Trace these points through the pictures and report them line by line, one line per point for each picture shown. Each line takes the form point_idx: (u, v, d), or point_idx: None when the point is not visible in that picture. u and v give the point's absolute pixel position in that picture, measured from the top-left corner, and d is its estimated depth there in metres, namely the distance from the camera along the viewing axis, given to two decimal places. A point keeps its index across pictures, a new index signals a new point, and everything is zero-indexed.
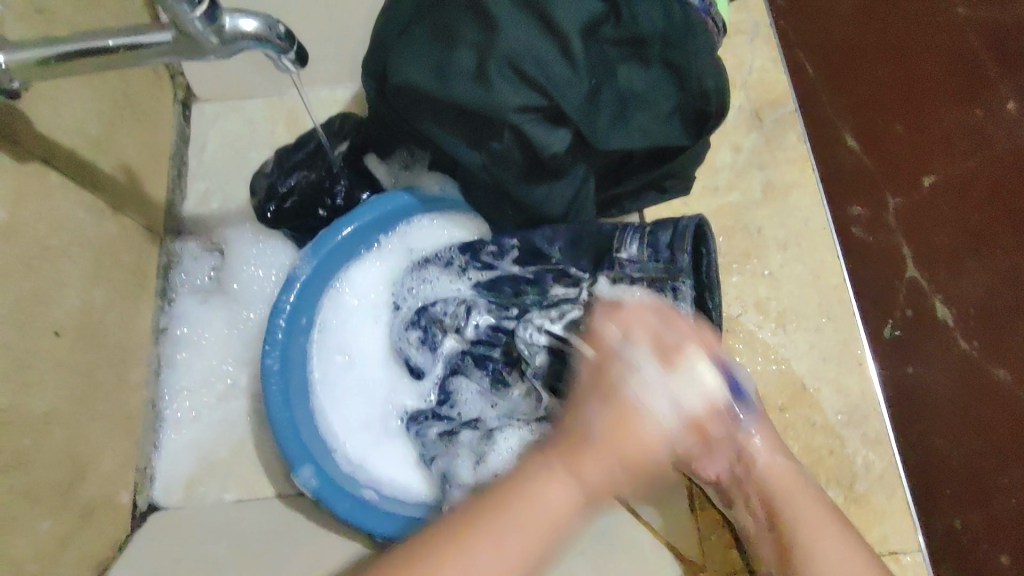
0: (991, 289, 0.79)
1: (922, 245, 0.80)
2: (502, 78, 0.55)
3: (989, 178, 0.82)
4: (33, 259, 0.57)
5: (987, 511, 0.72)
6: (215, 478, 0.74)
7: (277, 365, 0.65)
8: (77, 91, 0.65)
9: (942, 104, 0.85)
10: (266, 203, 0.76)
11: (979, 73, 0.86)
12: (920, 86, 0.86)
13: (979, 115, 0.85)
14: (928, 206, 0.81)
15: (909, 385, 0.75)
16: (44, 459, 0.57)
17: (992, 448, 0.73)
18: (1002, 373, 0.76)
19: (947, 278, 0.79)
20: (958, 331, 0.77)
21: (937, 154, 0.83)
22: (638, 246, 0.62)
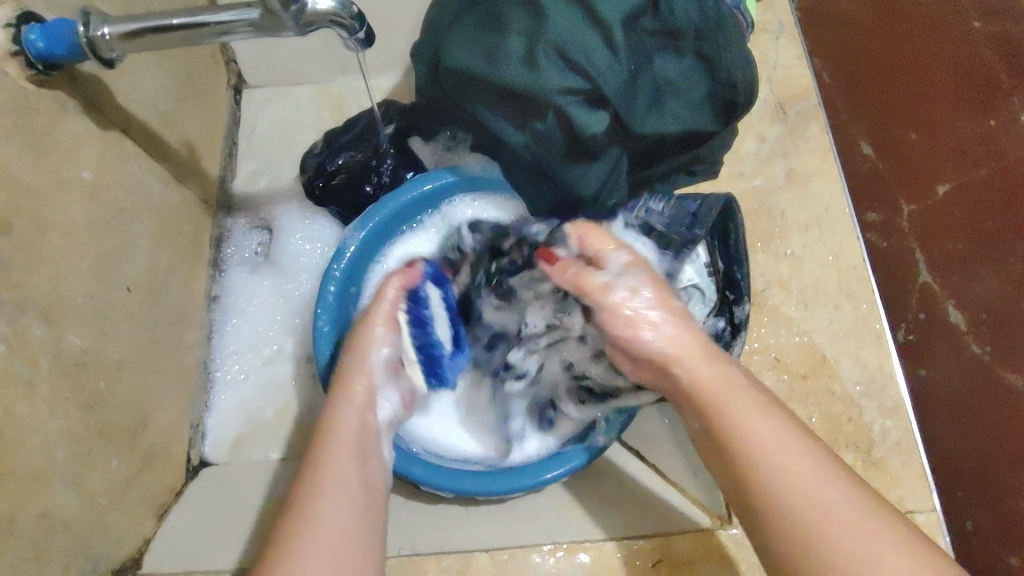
0: (1004, 294, 0.81)
1: (936, 251, 0.84)
2: (549, 62, 0.60)
3: (1001, 187, 0.84)
4: (112, 218, 0.62)
5: (999, 513, 0.75)
6: (262, 437, 0.78)
7: (328, 327, 0.69)
8: (150, 68, 0.71)
9: (957, 113, 0.88)
10: (315, 180, 0.82)
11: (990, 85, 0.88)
12: (932, 97, 0.89)
13: (991, 126, 0.86)
14: (942, 213, 0.85)
15: (925, 387, 0.79)
16: (115, 403, 0.60)
17: (1004, 450, 0.77)
18: (1012, 377, 0.78)
19: (958, 282, 0.82)
20: (970, 335, 0.81)
21: (948, 163, 0.87)
22: (666, 209, 0.72)
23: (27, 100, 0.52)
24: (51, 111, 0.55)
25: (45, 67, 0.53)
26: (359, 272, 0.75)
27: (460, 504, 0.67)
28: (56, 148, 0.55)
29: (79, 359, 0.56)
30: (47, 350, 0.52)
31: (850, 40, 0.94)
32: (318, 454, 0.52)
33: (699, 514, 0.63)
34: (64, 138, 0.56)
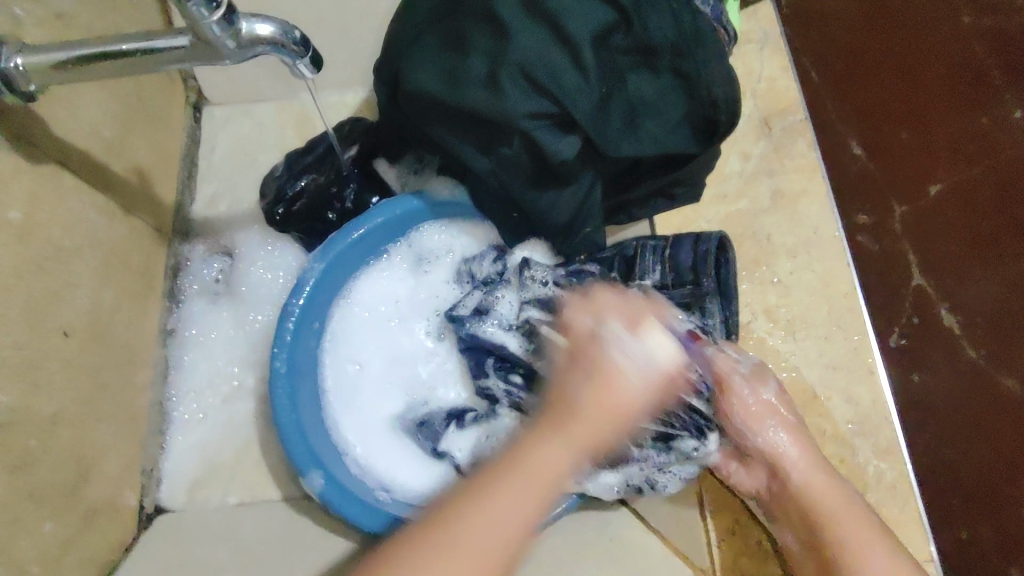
0: (1001, 297, 0.77)
1: (927, 253, 0.80)
2: (513, 85, 0.55)
3: (994, 184, 0.80)
4: (46, 260, 0.58)
5: (997, 522, 0.71)
6: (219, 481, 0.73)
7: (285, 367, 0.65)
8: (92, 93, 0.66)
9: (950, 111, 0.84)
10: (275, 205, 0.76)
11: (984, 80, 0.84)
12: (924, 92, 0.85)
13: (985, 123, 0.83)
14: (936, 213, 0.81)
15: (918, 392, 0.76)
16: (48, 460, 0.56)
17: (1001, 458, 0.73)
18: (1010, 382, 0.75)
19: (953, 285, 0.79)
20: (965, 338, 0.77)
21: (942, 163, 0.82)
22: (660, 271, 0.65)
23: None
24: None
25: None
26: (319, 308, 0.70)
27: None
28: None
29: (5, 419, 0.51)
30: None
31: (839, 39, 0.89)
32: (531, 438, 0.50)
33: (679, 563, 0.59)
34: None
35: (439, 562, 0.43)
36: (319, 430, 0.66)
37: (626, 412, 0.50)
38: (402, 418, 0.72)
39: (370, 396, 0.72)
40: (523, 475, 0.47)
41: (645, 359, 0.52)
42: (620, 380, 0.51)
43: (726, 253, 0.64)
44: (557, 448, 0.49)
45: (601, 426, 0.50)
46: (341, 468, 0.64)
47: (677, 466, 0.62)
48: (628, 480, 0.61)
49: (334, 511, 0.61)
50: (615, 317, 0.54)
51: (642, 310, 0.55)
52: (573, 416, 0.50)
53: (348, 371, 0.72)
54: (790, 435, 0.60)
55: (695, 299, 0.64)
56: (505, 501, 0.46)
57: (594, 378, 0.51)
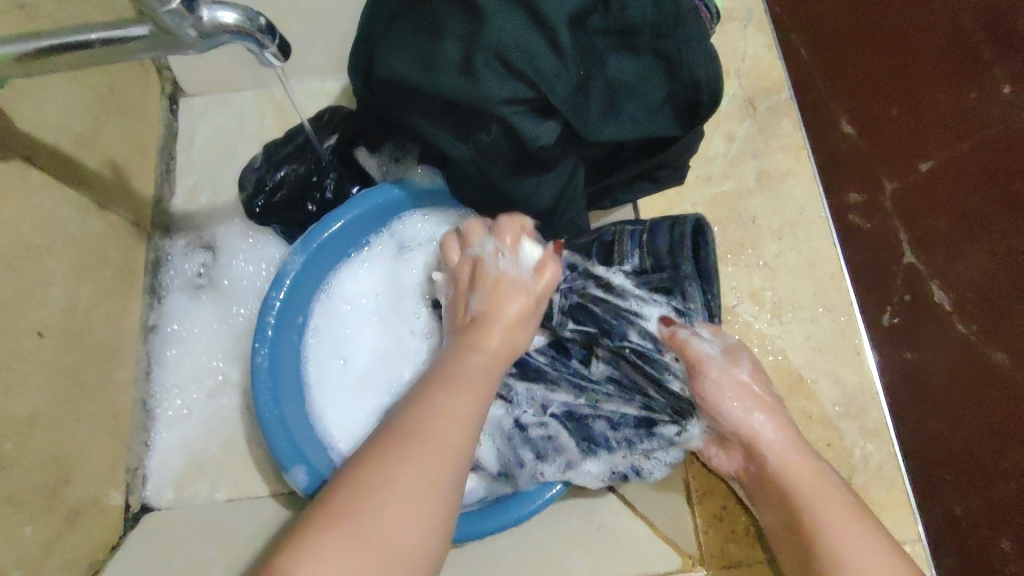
0: (992, 273, 0.76)
1: (919, 230, 0.79)
2: (489, 70, 0.54)
3: (983, 161, 0.79)
4: (16, 258, 0.56)
5: (985, 496, 0.71)
6: (207, 477, 0.73)
7: (267, 362, 0.64)
8: (60, 86, 0.64)
9: (939, 86, 0.83)
10: (255, 197, 0.75)
11: (974, 54, 0.82)
12: (915, 66, 0.84)
13: (973, 99, 0.81)
14: (927, 188, 0.80)
15: (909, 369, 0.75)
16: (28, 461, 0.55)
17: (989, 431, 0.73)
18: (1001, 356, 0.74)
19: (943, 261, 0.78)
20: (957, 315, 0.77)
21: (933, 137, 0.82)
22: (638, 256, 0.65)
23: None
24: None
25: None
26: (301, 302, 0.70)
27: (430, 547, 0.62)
28: None
29: None
30: None
31: (829, 16, 0.88)
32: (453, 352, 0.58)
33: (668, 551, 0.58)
34: None
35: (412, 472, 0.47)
36: (304, 424, 0.65)
37: (516, 318, 0.62)
38: (389, 409, 0.71)
39: (355, 390, 0.72)
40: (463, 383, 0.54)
41: None
42: (513, 287, 0.63)
43: (701, 231, 0.63)
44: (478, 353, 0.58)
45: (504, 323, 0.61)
46: (326, 464, 0.64)
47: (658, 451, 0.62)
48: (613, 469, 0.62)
49: (319, 505, 0.60)
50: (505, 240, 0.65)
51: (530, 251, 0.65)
52: (485, 326, 0.61)
53: (332, 366, 0.72)
54: (767, 416, 0.58)
55: (675, 283, 0.64)
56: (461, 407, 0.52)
57: (490, 294, 0.63)
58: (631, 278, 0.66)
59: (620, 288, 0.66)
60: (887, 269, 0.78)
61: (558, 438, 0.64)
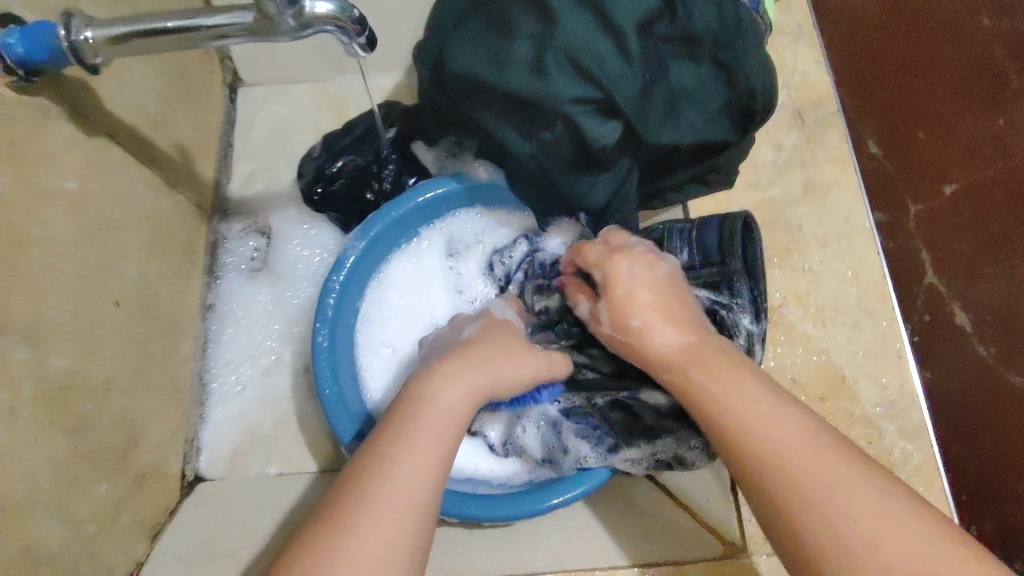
0: (1012, 294, 0.75)
1: (941, 251, 0.80)
2: (560, 70, 0.57)
3: (1007, 184, 0.77)
4: (98, 230, 0.59)
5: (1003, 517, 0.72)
6: (258, 452, 0.76)
7: (327, 341, 0.67)
8: (140, 71, 0.68)
9: (965, 111, 0.81)
10: (315, 185, 0.79)
11: (999, 76, 0.79)
12: (936, 92, 0.83)
13: (1000, 124, 0.79)
14: (951, 212, 0.81)
15: (933, 388, 0.76)
16: (101, 423, 0.58)
17: (1010, 453, 0.73)
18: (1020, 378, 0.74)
19: (963, 283, 0.78)
20: (976, 336, 0.77)
21: (955, 163, 0.81)
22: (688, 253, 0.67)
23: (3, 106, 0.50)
24: (30, 118, 0.52)
25: (24, 73, 0.50)
26: (358, 288, 0.72)
27: (465, 528, 0.65)
28: (36, 159, 0.52)
29: (64, 382, 0.53)
30: (29, 374, 0.49)
31: (862, 37, 0.90)
32: (426, 385, 0.49)
33: (712, 541, 0.59)
34: (45, 146, 0.53)
35: (394, 513, 0.40)
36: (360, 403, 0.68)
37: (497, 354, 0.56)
38: None
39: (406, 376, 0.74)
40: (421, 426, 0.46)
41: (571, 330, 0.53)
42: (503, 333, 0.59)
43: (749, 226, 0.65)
44: (456, 386, 0.49)
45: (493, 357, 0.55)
46: None
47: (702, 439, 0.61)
48: (659, 453, 0.62)
49: None
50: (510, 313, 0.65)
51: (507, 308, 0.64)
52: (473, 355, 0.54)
53: (382, 353, 0.74)
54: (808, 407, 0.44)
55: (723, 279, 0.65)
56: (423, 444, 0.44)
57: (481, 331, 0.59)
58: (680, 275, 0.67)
59: None
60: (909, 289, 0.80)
61: (603, 428, 0.64)
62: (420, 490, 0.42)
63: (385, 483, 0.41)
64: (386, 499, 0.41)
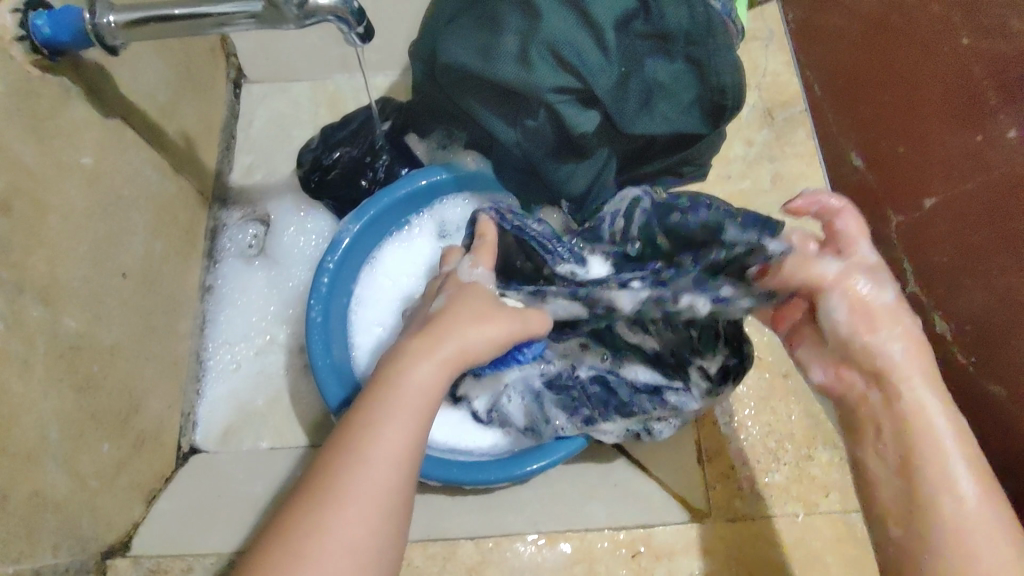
0: (989, 307, 0.72)
1: (923, 265, 0.81)
2: (543, 63, 0.61)
3: (988, 205, 0.71)
4: (110, 205, 0.63)
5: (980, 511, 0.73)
6: (251, 426, 0.79)
7: (320, 316, 0.70)
8: (152, 60, 0.72)
9: (945, 127, 0.76)
10: (311, 173, 0.83)
11: (977, 98, 0.71)
12: (920, 109, 0.80)
13: (979, 141, 0.71)
14: (928, 222, 0.79)
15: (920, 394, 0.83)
16: (106, 386, 0.61)
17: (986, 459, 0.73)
18: (998, 390, 0.72)
19: (946, 296, 0.78)
20: (959, 348, 0.76)
21: (937, 177, 0.77)
22: None
23: (29, 84, 0.54)
24: (54, 96, 0.56)
25: (49, 52, 0.54)
26: (351, 269, 0.76)
27: (446, 494, 0.67)
28: (57, 132, 0.56)
29: (73, 342, 0.57)
30: (43, 331, 0.53)
31: (839, 57, 0.92)
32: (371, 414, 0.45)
33: (678, 506, 0.63)
34: (64, 124, 0.57)
35: (339, 555, 0.40)
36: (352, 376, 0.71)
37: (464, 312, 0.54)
38: None
39: None
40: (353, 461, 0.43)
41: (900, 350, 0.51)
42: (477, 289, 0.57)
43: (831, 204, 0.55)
44: (424, 362, 0.48)
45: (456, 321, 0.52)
46: None
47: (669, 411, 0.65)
48: (627, 428, 0.65)
49: None
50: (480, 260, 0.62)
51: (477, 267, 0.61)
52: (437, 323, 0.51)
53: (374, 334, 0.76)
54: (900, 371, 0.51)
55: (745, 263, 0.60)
56: (373, 479, 0.42)
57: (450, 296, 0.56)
58: None
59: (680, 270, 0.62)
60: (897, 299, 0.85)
61: (580, 398, 0.66)
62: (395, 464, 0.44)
63: (340, 487, 0.42)
64: (342, 509, 0.41)
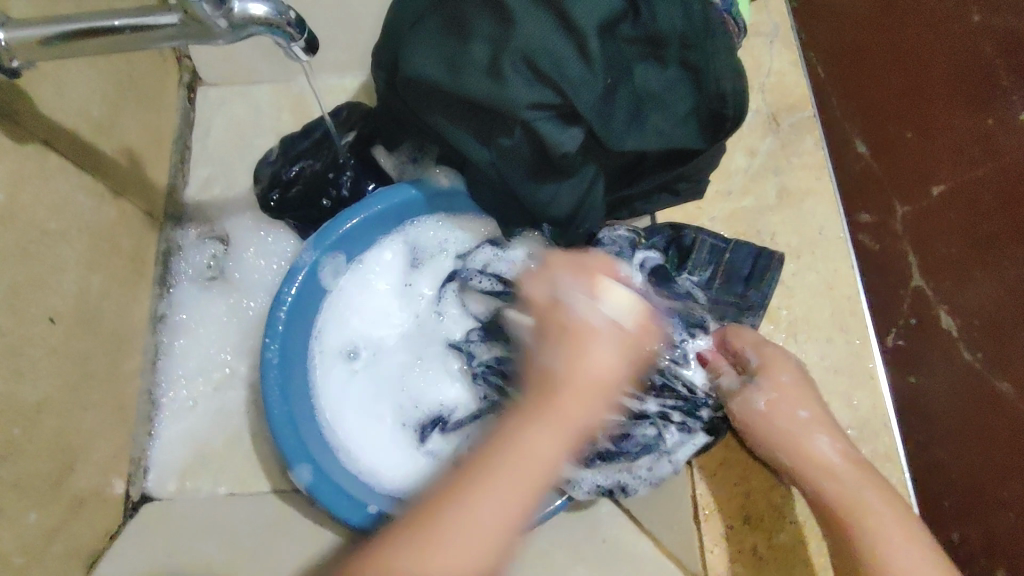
0: (999, 300, 0.73)
1: (929, 255, 0.75)
2: (516, 74, 0.53)
3: (999, 187, 0.75)
4: (31, 243, 0.56)
5: (985, 524, 0.68)
6: (209, 471, 0.72)
7: (277, 358, 0.63)
8: (81, 71, 0.64)
9: (952, 112, 0.78)
10: (269, 191, 0.74)
11: (989, 80, 0.78)
12: (927, 93, 0.79)
13: (989, 125, 0.77)
14: (936, 213, 0.76)
15: (913, 394, 0.72)
16: (33, 449, 0.55)
17: (992, 459, 0.69)
18: (1004, 385, 0.71)
19: (951, 287, 0.74)
20: (962, 342, 0.73)
21: (944, 161, 0.77)
22: (710, 272, 0.67)
23: None
24: None
25: None
26: (312, 301, 0.69)
27: None
28: None
29: None
30: None
31: (840, 36, 0.83)
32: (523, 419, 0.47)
33: (676, 568, 0.57)
34: None
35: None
36: (311, 423, 0.65)
37: (598, 379, 0.48)
38: (414, 418, 0.70)
39: (369, 397, 0.70)
40: (513, 468, 0.44)
41: (608, 315, 0.50)
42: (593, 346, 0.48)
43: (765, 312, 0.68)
44: (603, 349, 0.48)
45: (586, 395, 0.47)
46: (331, 463, 0.62)
47: (644, 466, 0.60)
48: (600, 482, 0.59)
49: (320, 504, 0.59)
50: (576, 283, 0.51)
51: (574, 286, 0.51)
52: (555, 382, 0.48)
53: (339, 371, 0.71)
54: (828, 435, 0.57)
55: (735, 309, 0.66)
56: (482, 520, 0.42)
57: (567, 342, 0.49)
58: (700, 288, 0.67)
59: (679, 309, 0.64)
60: (896, 291, 0.74)
61: None
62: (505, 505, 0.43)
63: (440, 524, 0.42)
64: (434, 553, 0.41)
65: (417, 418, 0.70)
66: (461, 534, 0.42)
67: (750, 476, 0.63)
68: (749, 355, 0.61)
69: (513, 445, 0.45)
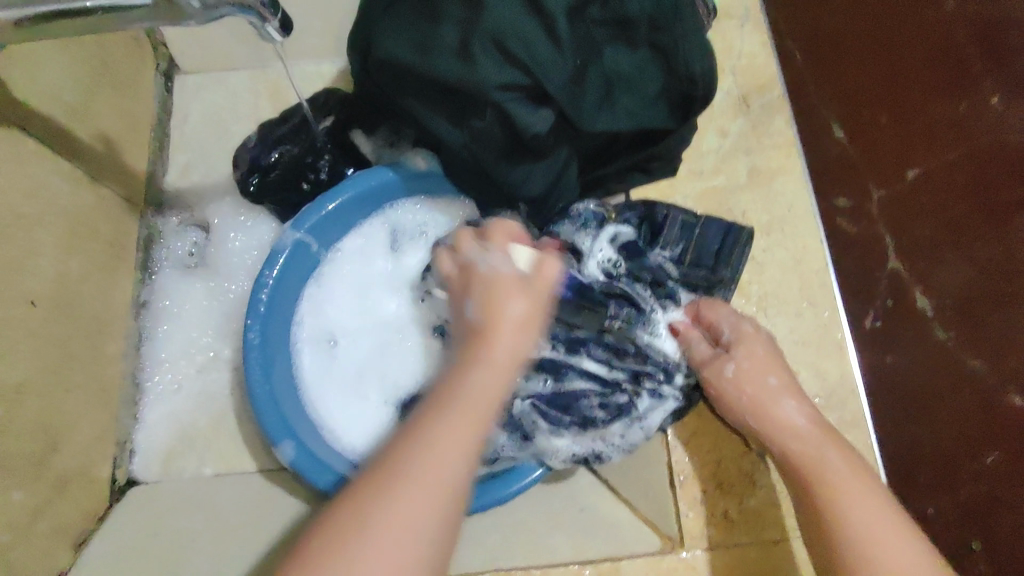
0: (973, 281, 0.67)
1: (903, 238, 0.73)
2: (486, 56, 0.54)
3: (965, 174, 0.68)
4: (5, 226, 0.56)
5: (955, 496, 0.66)
6: (194, 452, 0.73)
7: (258, 338, 0.64)
8: (52, 55, 0.64)
9: (923, 95, 0.73)
10: (249, 176, 0.75)
11: (961, 64, 0.69)
12: (899, 75, 0.75)
13: (962, 111, 0.69)
14: (910, 197, 0.73)
15: (887, 373, 0.72)
16: (16, 430, 0.55)
17: (961, 433, 0.66)
18: (975, 363, 0.66)
19: (925, 268, 0.71)
20: (936, 322, 0.69)
21: (919, 146, 0.73)
22: (682, 248, 0.69)
23: None
24: None
25: None
26: (293, 282, 0.70)
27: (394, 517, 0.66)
28: None
29: None
30: None
31: (821, 23, 0.83)
32: (459, 369, 0.49)
33: (649, 535, 0.61)
34: None
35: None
36: (292, 401, 0.66)
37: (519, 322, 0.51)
38: (396, 398, 0.71)
39: (351, 379, 0.72)
40: (451, 403, 0.45)
41: (504, 263, 0.55)
42: (501, 292, 0.52)
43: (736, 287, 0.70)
44: (514, 296, 0.52)
45: (509, 332, 0.50)
46: (313, 439, 0.64)
47: (617, 433, 0.61)
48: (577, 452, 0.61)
49: (306, 479, 0.61)
50: (490, 250, 0.57)
51: (489, 258, 0.56)
52: (486, 338, 0.50)
53: (320, 354, 0.72)
54: (795, 403, 0.59)
55: (706, 284, 0.68)
56: (436, 468, 0.42)
57: (481, 299, 0.53)
58: (671, 264, 0.69)
59: (652, 279, 0.66)
60: (871, 272, 0.75)
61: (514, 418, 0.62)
62: (455, 461, 0.43)
63: (383, 487, 0.41)
64: (375, 521, 0.40)
65: (400, 398, 0.71)
66: (409, 484, 0.41)
67: (724, 443, 0.65)
68: (723, 328, 0.64)
69: (452, 388, 0.47)
